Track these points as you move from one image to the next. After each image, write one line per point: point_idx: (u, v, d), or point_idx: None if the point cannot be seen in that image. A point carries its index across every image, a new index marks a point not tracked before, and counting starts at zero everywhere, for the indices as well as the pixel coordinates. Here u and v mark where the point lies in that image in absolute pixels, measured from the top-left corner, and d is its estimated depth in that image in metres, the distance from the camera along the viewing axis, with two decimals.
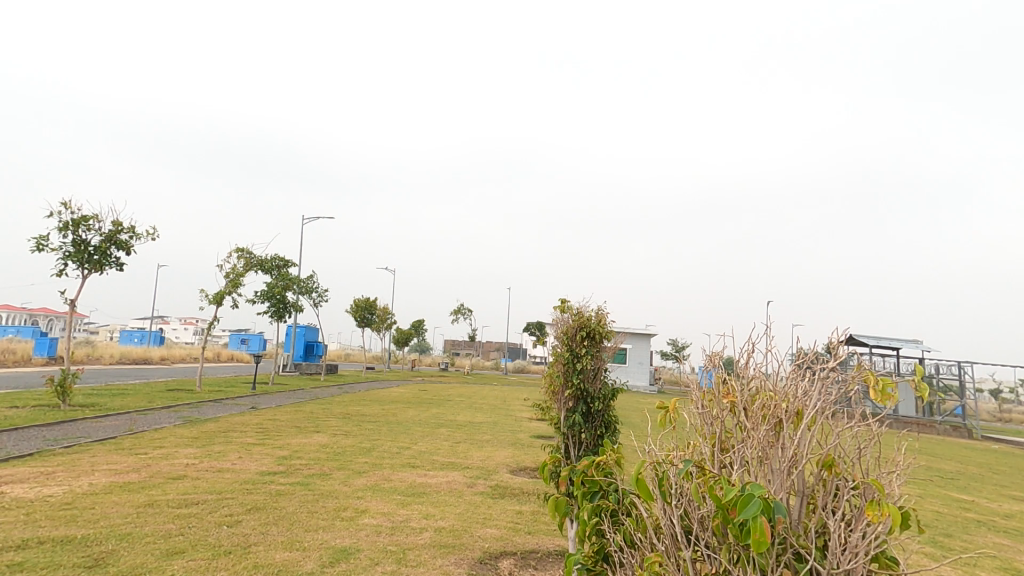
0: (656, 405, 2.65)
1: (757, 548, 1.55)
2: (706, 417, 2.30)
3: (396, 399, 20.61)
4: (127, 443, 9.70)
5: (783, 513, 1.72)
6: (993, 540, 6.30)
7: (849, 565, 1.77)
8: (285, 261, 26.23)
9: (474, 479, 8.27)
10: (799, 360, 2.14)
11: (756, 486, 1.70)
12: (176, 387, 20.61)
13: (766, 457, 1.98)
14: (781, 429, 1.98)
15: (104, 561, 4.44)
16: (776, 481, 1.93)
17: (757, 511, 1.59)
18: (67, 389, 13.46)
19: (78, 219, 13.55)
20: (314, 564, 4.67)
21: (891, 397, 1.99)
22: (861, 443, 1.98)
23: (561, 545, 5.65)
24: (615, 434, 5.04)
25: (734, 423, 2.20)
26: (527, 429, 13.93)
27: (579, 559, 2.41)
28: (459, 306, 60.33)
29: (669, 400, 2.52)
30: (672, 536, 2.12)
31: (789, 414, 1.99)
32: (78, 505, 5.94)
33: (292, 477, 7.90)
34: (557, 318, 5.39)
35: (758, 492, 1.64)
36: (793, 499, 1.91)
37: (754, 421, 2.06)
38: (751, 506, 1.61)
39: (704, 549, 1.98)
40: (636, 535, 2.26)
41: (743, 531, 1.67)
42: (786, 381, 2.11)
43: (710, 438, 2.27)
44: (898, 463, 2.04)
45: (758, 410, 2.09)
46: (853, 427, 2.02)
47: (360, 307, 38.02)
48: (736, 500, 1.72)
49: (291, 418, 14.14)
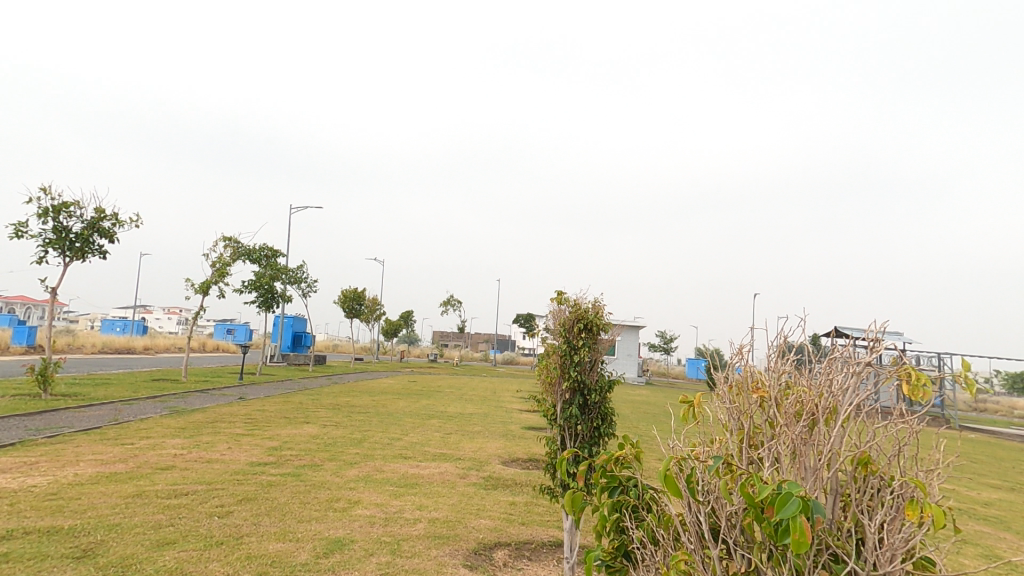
0: (679, 398, 2.56)
1: (797, 548, 1.54)
2: (732, 411, 2.31)
3: (386, 390, 20.53)
4: (112, 433, 9.52)
5: (821, 512, 1.70)
6: (974, 528, 6.50)
7: (887, 566, 1.76)
8: (274, 251, 25.85)
9: (466, 470, 8.28)
10: (832, 354, 2.12)
11: (794, 485, 1.68)
12: (162, 376, 20.31)
13: (798, 453, 1.99)
14: (815, 426, 1.99)
15: (93, 551, 4.36)
16: (810, 479, 1.95)
17: (796, 511, 1.57)
18: (49, 378, 13.16)
19: (58, 205, 13.18)
20: (307, 555, 4.65)
21: (926, 392, 1.91)
22: (900, 441, 1.95)
23: (554, 536, 5.69)
24: (612, 426, 5.07)
25: (764, 418, 2.21)
26: (518, 421, 13.98)
27: (598, 556, 2.37)
28: (449, 298, 60.12)
29: (693, 394, 2.50)
30: (697, 534, 2.13)
31: (823, 411, 1.99)
32: (63, 496, 5.82)
33: (282, 468, 7.83)
34: (554, 310, 5.38)
35: (797, 492, 1.62)
36: (826, 496, 1.92)
37: (787, 417, 2.07)
38: (790, 505, 1.59)
39: (731, 546, 2.01)
40: (659, 531, 2.25)
41: (780, 530, 1.65)
42: (819, 376, 2.09)
43: (737, 433, 2.27)
44: (936, 460, 2.02)
45: (790, 406, 2.09)
46: (889, 423, 2.00)
47: (348, 298, 37.69)
48: (772, 499, 1.69)
49: (279, 409, 13.98)
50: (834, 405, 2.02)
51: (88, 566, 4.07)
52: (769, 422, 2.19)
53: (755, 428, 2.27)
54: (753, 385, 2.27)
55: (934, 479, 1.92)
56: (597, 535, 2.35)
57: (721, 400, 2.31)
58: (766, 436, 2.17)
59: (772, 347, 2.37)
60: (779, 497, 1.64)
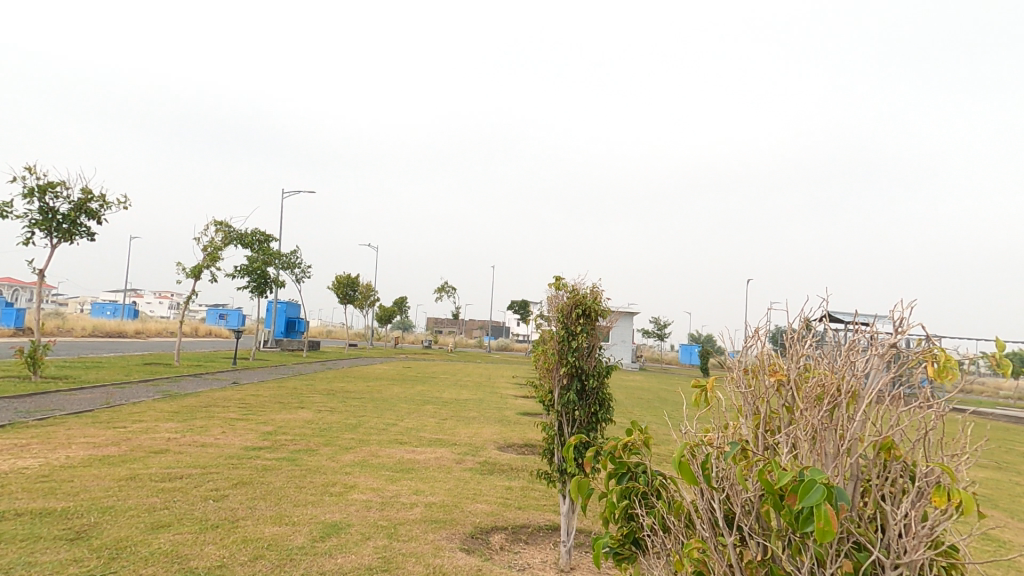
0: (692, 383, 2.53)
1: (822, 537, 1.52)
2: (747, 396, 2.29)
3: (381, 376, 20.53)
4: (104, 417, 9.43)
5: (844, 499, 1.67)
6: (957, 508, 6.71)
7: (912, 554, 1.75)
8: (266, 235, 25.54)
9: (462, 455, 8.30)
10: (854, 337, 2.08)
11: (818, 472, 1.64)
12: (154, 361, 20.14)
13: (818, 438, 1.97)
14: (836, 411, 1.97)
15: (87, 533, 4.32)
16: (831, 465, 1.93)
17: (821, 499, 1.55)
18: (39, 361, 12.99)
19: (44, 184, 12.88)
20: (304, 538, 4.64)
21: (952, 376, 1.88)
22: (926, 427, 1.92)
23: (551, 520, 5.72)
24: (609, 412, 5.06)
25: (781, 403, 2.19)
26: (513, 406, 14.06)
27: (607, 543, 2.37)
28: (443, 284, 59.99)
29: (706, 378, 2.48)
30: (710, 521, 2.13)
31: (844, 396, 1.97)
32: (55, 478, 5.77)
33: (278, 452, 7.81)
34: (552, 295, 5.32)
35: (820, 479, 1.59)
36: (848, 482, 1.91)
37: (807, 403, 2.04)
38: (814, 493, 1.57)
39: (746, 534, 2.00)
40: (669, 518, 2.25)
41: (802, 518, 1.63)
42: (840, 360, 2.07)
43: (753, 417, 2.25)
44: (962, 445, 1.99)
45: (810, 390, 2.06)
46: (913, 408, 1.97)
47: (342, 283, 37.52)
48: (793, 486, 1.67)
49: (274, 394, 13.94)
50: (855, 389, 2.00)
51: (82, 548, 4.04)
52: (786, 406, 2.17)
53: (772, 412, 2.24)
54: (771, 369, 2.23)
55: (960, 464, 1.90)
56: (606, 521, 2.33)
57: (736, 384, 2.29)
58: (784, 421, 2.15)
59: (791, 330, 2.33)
60: (801, 484, 1.61)
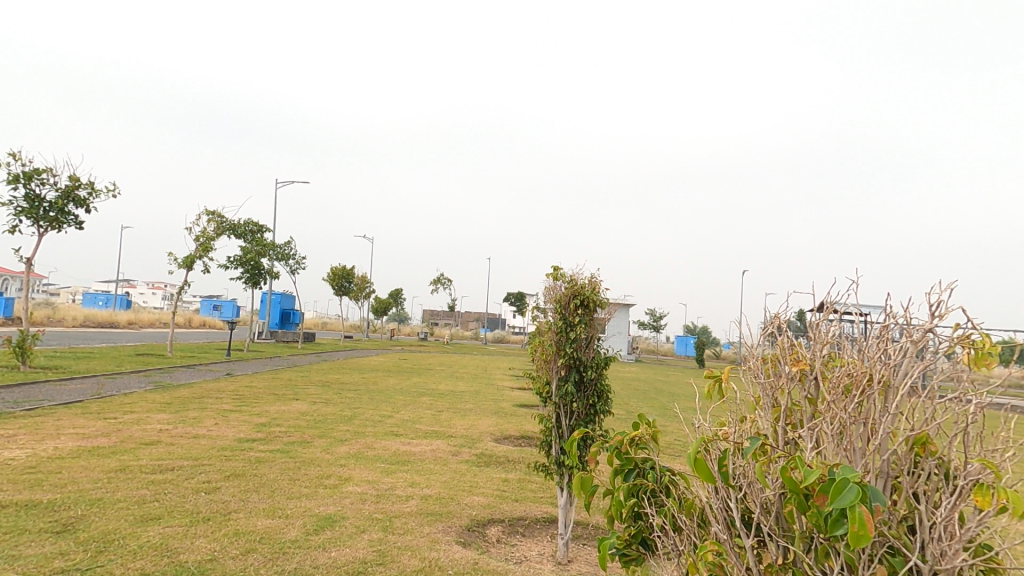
0: (704, 374, 2.48)
1: (857, 541, 1.45)
2: (765, 387, 2.22)
3: (376, 368, 20.44)
4: (95, 407, 9.31)
5: (879, 501, 1.59)
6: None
7: (951, 557, 1.70)
8: (260, 226, 25.26)
9: (458, 447, 8.24)
10: (884, 323, 2.01)
11: (849, 470, 1.57)
12: (147, 351, 19.98)
13: (846, 432, 1.91)
14: (865, 403, 1.90)
15: (74, 526, 4.23)
16: (859, 460, 1.87)
17: (855, 500, 1.48)
18: (29, 351, 12.81)
19: (31, 171, 12.63)
20: (297, 531, 4.56)
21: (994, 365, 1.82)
22: (964, 420, 1.86)
23: (548, 512, 5.67)
24: (607, 403, 5.00)
25: (803, 395, 2.12)
26: (509, 398, 14.04)
27: (614, 543, 2.29)
28: (439, 276, 59.83)
29: (719, 369, 2.41)
30: (724, 520, 2.07)
31: (874, 386, 1.90)
32: (43, 469, 5.67)
33: (271, 444, 7.72)
34: (550, 286, 5.23)
35: (853, 479, 1.52)
36: (878, 479, 1.85)
37: (834, 394, 1.97)
38: (847, 494, 1.50)
39: (766, 536, 1.94)
40: (680, 516, 2.18)
41: (830, 521, 1.57)
42: (870, 347, 1.99)
43: (772, 409, 2.18)
44: (1003, 439, 1.92)
45: (837, 381, 2.00)
46: (949, 399, 1.91)
47: (337, 275, 37.29)
48: (823, 486, 1.60)
49: (268, 386, 13.83)
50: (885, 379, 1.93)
51: (67, 542, 3.94)
52: (809, 399, 2.10)
53: (793, 405, 2.17)
54: (792, 358, 2.16)
55: (1001, 459, 1.84)
56: (613, 520, 2.27)
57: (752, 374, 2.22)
58: (806, 415, 2.09)
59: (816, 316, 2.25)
60: (833, 484, 1.54)
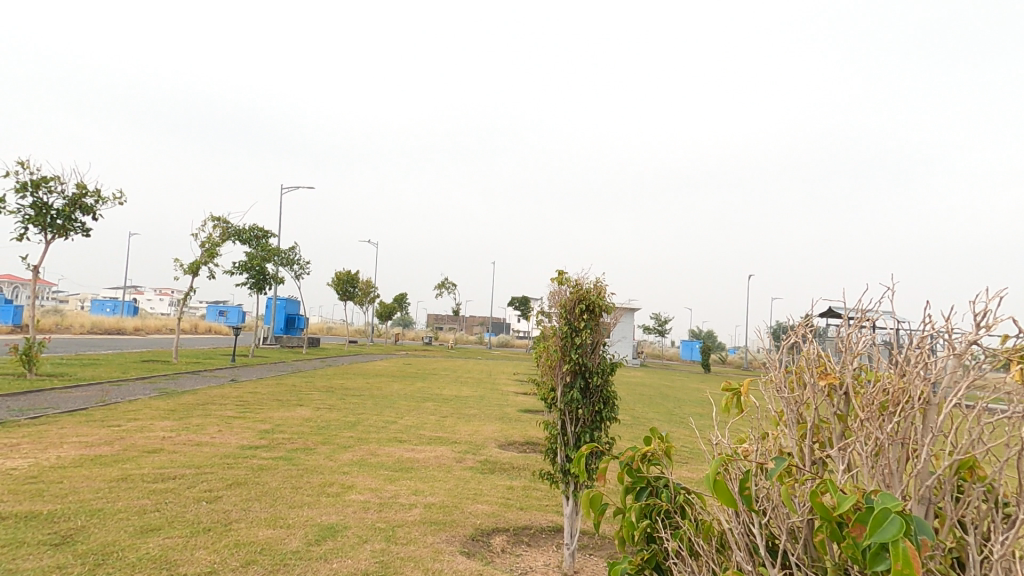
0: (724, 388, 2.45)
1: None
2: (788, 402, 2.18)
3: (381, 373, 20.40)
4: (99, 415, 9.28)
5: (927, 535, 1.48)
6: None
7: None
8: (265, 231, 25.34)
9: (463, 454, 8.15)
10: (920, 336, 1.92)
11: (888, 499, 1.48)
12: (152, 358, 20.04)
13: (881, 452, 1.84)
14: (901, 423, 1.83)
15: (73, 538, 4.17)
16: (897, 484, 1.80)
17: (899, 533, 1.37)
18: (34, 358, 12.82)
19: (38, 179, 12.71)
20: (299, 542, 4.48)
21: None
22: (1011, 442, 1.77)
23: (554, 521, 5.56)
24: (614, 410, 4.90)
25: (832, 411, 2.07)
26: (514, 403, 13.94)
27: (626, 568, 2.19)
28: (442, 281, 59.84)
29: (740, 382, 2.38)
30: (745, 546, 1.99)
31: (911, 404, 1.82)
32: (45, 479, 5.62)
33: (274, 451, 7.66)
34: (554, 290, 5.14)
35: (895, 510, 1.42)
36: (917, 504, 1.78)
37: (867, 412, 1.91)
38: (890, 527, 1.39)
39: (795, 566, 1.84)
40: (696, 540, 2.09)
41: (870, 555, 1.46)
42: (903, 362, 1.92)
43: (799, 426, 2.13)
44: None
45: (870, 398, 1.93)
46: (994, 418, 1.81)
47: (341, 280, 37.35)
48: (860, 515, 1.50)
49: (272, 392, 13.79)
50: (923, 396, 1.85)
51: (66, 554, 3.88)
52: (838, 415, 2.06)
53: (819, 421, 2.14)
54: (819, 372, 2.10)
55: None
56: (625, 543, 2.18)
57: (776, 389, 2.18)
58: (836, 433, 2.04)
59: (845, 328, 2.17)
60: (872, 516, 1.44)
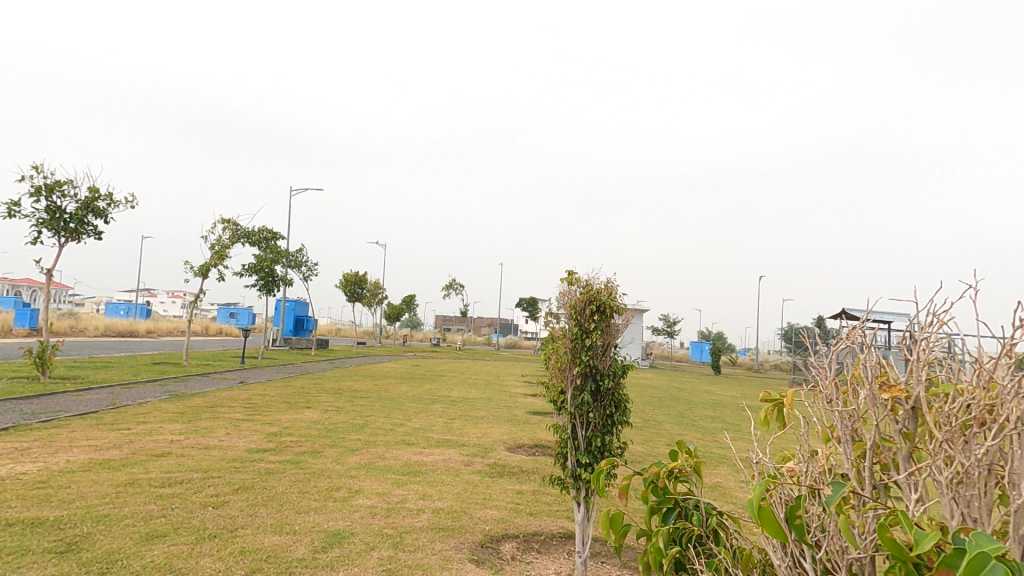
0: (762, 400, 2.45)
1: None
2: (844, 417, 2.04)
3: (389, 374, 20.39)
4: (109, 418, 9.30)
5: None
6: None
7: None
8: (274, 234, 25.46)
9: (471, 457, 8.06)
10: (1005, 349, 1.78)
11: (984, 542, 1.36)
12: (164, 360, 20.20)
13: (963, 478, 1.73)
14: (986, 446, 1.71)
15: (78, 545, 4.12)
16: (978, 512, 1.71)
17: None
18: (48, 361, 12.94)
19: (51, 184, 12.84)
20: (305, 549, 4.40)
21: None
22: None
23: (564, 527, 5.44)
24: (626, 414, 4.75)
25: (897, 429, 1.95)
26: (523, 405, 13.83)
27: None
28: (450, 282, 59.92)
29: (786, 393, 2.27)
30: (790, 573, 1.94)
31: (998, 426, 1.70)
32: (52, 484, 5.61)
33: (282, 454, 7.60)
34: (563, 291, 5.01)
35: (995, 556, 1.31)
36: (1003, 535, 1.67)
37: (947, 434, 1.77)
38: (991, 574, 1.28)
39: None
40: (733, 569, 1.98)
41: None
42: (986, 378, 1.79)
43: (858, 444, 2.01)
44: None
45: (947, 417, 1.80)
46: None
47: (350, 282, 37.47)
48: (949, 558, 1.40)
49: (281, 394, 13.80)
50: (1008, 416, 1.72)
51: (71, 562, 3.83)
52: (904, 433, 1.94)
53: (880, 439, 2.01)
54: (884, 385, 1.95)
55: None
56: (654, 569, 2.09)
57: (833, 404, 2.04)
58: (902, 452, 1.92)
59: (912, 336, 2.00)
60: (965, 560, 1.33)
